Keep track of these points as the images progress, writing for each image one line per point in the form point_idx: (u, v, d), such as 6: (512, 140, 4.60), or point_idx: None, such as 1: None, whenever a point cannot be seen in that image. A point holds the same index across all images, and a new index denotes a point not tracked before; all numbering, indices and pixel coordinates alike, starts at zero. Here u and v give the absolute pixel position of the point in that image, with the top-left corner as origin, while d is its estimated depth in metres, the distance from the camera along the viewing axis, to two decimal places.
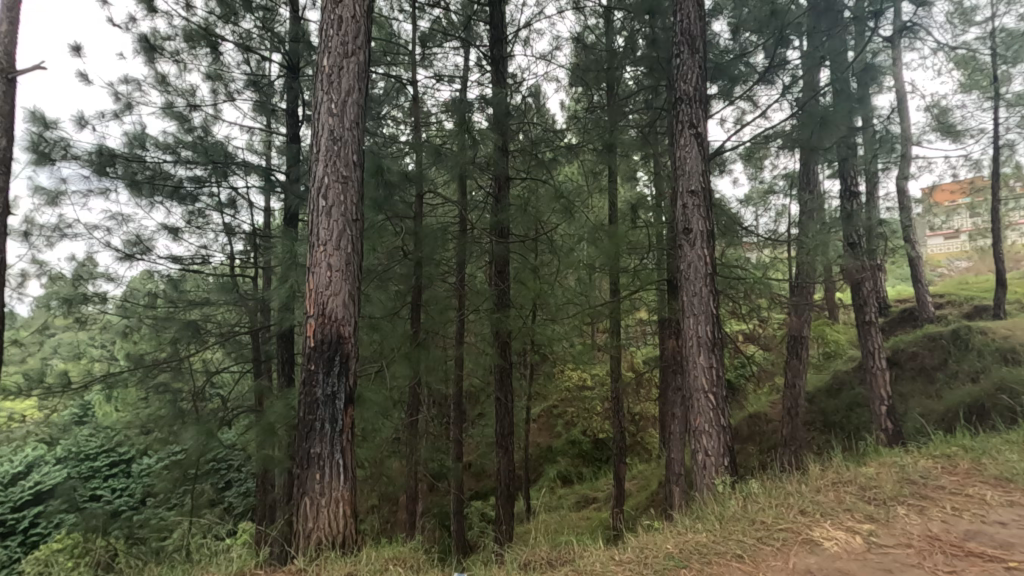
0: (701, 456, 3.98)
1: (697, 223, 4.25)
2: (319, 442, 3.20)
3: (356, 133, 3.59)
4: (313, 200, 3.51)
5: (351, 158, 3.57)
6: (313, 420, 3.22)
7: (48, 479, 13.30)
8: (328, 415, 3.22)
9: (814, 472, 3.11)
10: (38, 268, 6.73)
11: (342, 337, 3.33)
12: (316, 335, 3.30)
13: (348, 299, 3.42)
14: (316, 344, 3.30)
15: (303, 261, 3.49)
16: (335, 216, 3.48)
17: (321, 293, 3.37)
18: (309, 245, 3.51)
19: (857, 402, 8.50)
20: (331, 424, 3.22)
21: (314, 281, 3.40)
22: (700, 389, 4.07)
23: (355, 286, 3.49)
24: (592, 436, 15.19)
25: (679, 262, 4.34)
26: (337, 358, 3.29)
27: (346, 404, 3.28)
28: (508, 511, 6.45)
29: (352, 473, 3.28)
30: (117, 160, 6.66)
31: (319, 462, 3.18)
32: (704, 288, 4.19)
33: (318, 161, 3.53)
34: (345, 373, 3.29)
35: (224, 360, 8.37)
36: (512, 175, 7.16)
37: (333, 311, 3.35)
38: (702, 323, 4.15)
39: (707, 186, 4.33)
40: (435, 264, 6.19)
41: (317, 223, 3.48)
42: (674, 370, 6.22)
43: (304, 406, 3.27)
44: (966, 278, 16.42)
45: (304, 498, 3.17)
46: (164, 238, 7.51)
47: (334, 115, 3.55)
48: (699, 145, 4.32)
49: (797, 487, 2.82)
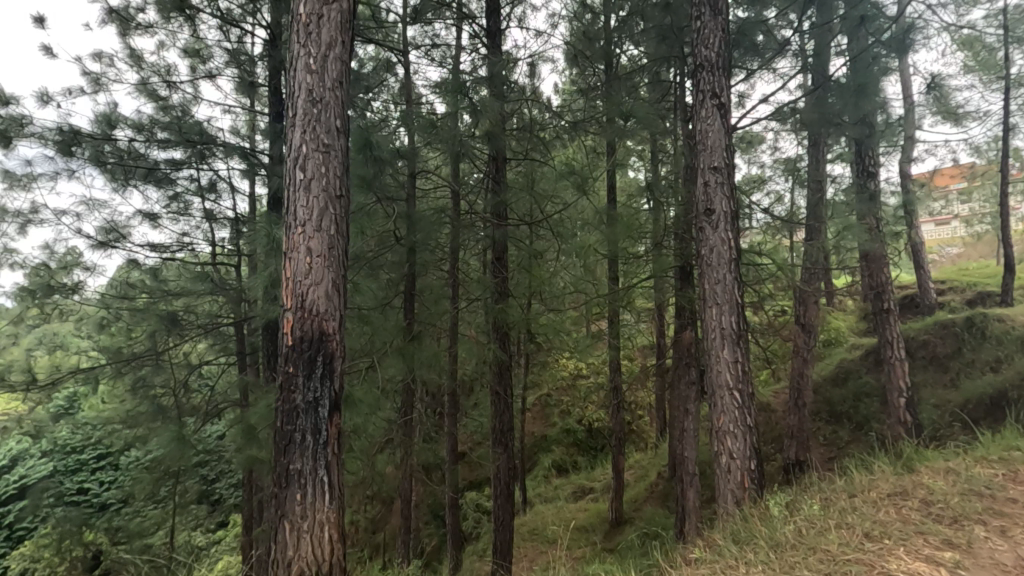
0: (724, 460, 3.66)
1: (720, 203, 3.89)
2: (299, 457, 2.83)
3: (339, 95, 3.19)
4: (291, 175, 3.10)
5: (333, 124, 3.16)
6: (292, 431, 2.85)
7: (33, 473, 12.71)
8: (310, 425, 2.85)
9: (860, 481, 2.86)
10: (9, 258, 6.22)
11: (325, 334, 2.95)
12: (296, 331, 2.92)
13: (331, 290, 3.03)
14: (295, 342, 2.93)
15: (280, 246, 3.09)
16: (317, 194, 3.08)
17: (301, 283, 2.98)
18: (286, 227, 3.11)
19: (865, 392, 8.26)
20: (313, 435, 2.84)
21: (292, 269, 3.01)
22: (724, 385, 3.74)
23: (341, 276, 3.11)
24: (587, 425, 14.96)
25: (701, 247, 4.00)
26: (319, 360, 2.91)
27: (331, 413, 2.90)
28: (509, 513, 6.15)
29: (338, 491, 2.91)
30: (84, 139, 6.17)
31: (299, 480, 2.81)
32: (728, 275, 3.84)
33: (296, 129, 3.11)
34: (330, 375, 2.92)
35: (206, 352, 7.95)
36: (509, 156, 6.76)
37: (315, 304, 2.96)
38: (725, 314, 3.81)
39: (731, 163, 3.96)
40: (429, 250, 5.78)
41: (295, 201, 3.08)
42: (687, 364, 5.91)
43: (282, 415, 2.90)
44: (963, 265, 16.20)
45: (283, 522, 2.81)
46: (140, 224, 7.06)
47: (313, 72, 3.12)
48: (722, 117, 3.94)
49: (849, 504, 2.58)
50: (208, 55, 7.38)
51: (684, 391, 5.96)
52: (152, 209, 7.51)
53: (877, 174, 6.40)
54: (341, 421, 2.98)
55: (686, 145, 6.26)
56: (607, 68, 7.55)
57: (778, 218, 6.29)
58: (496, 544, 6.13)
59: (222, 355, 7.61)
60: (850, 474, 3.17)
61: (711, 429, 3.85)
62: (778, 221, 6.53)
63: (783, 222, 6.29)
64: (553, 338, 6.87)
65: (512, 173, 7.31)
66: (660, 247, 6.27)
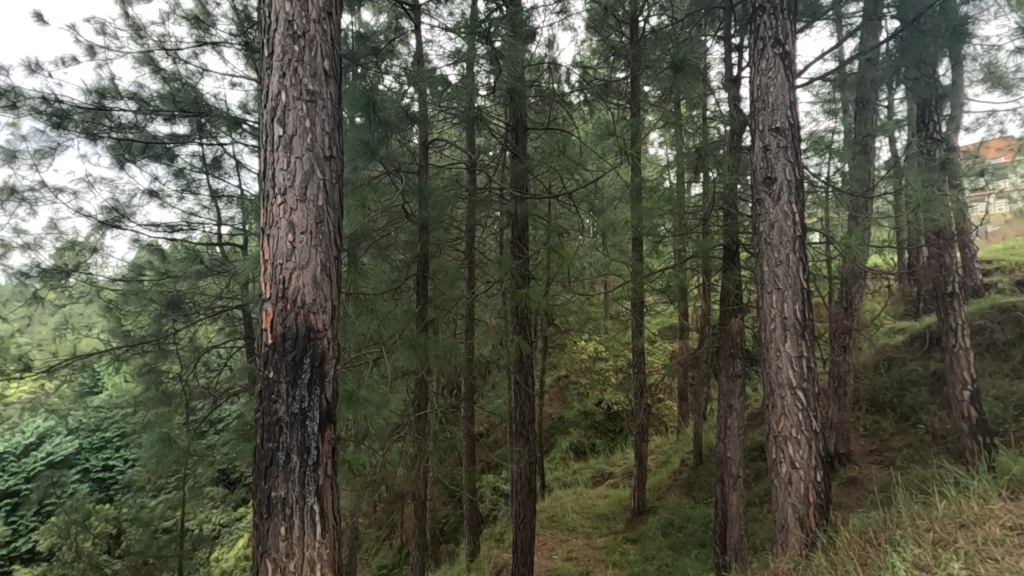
0: (785, 471, 3.20)
1: (782, 170, 3.37)
2: (284, 482, 2.43)
3: (327, 30, 2.73)
4: (271, 134, 2.66)
5: (321, 67, 2.71)
6: (275, 449, 2.46)
7: (60, 451, 12.57)
8: (296, 443, 2.45)
9: (978, 523, 2.52)
10: (21, 241, 5.89)
11: (315, 330, 2.54)
12: (277, 327, 2.51)
13: (320, 277, 2.61)
14: (278, 340, 2.52)
15: (258, 221, 2.67)
16: (303, 155, 2.65)
17: (285, 267, 2.56)
18: (265, 197, 2.68)
19: (910, 379, 7.71)
20: (301, 454, 2.45)
21: (274, 250, 2.59)
22: (785, 384, 3.27)
23: (332, 258, 2.69)
24: (606, 408, 14.57)
25: (758, 222, 3.49)
26: (307, 362, 2.51)
27: (322, 426, 2.51)
28: (530, 511, 5.78)
29: (334, 519, 2.53)
30: (80, 114, 5.76)
31: (285, 509, 2.42)
32: (791, 256, 3.34)
33: (273, 73, 2.66)
34: (320, 380, 2.51)
35: (214, 334, 7.63)
36: (530, 126, 6.24)
37: (300, 293, 2.54)
38: (788, 300, 3.32)
39: (795, 124, 3.42)
40: (444, 229, 5.33)
41: (277, 164, 2.65)
42: (730, 355, 5.46)
43: (263, 429, 2.50)
44: (1008, 243, 15.13)
45: (266, 560, 2.43)
46: (143, 203, 6.68)
47: (296, 4, 2.66)
48: (786, 68, 3.40)
49: (977, 556, 2.27)
50: (210, 21, 6.90)
51: (725, 384, 5.50)
52: (156, 187, 7.14)
53: (944, 140, 5.74)
54: (335, 435, 2.60)
55: (729, 110, 5.69)
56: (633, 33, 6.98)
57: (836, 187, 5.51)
58: (516, 544, 5.77)
59: (230, 338, 7.33)
60: (954, 507, 2.77)
61: (768, 434, 3.37)
62: (831, 194, 5.88)
63: (842, 194, 5.51)
64: (577, 323, 6.41)
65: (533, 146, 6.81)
66: (698, 226, 5.77)
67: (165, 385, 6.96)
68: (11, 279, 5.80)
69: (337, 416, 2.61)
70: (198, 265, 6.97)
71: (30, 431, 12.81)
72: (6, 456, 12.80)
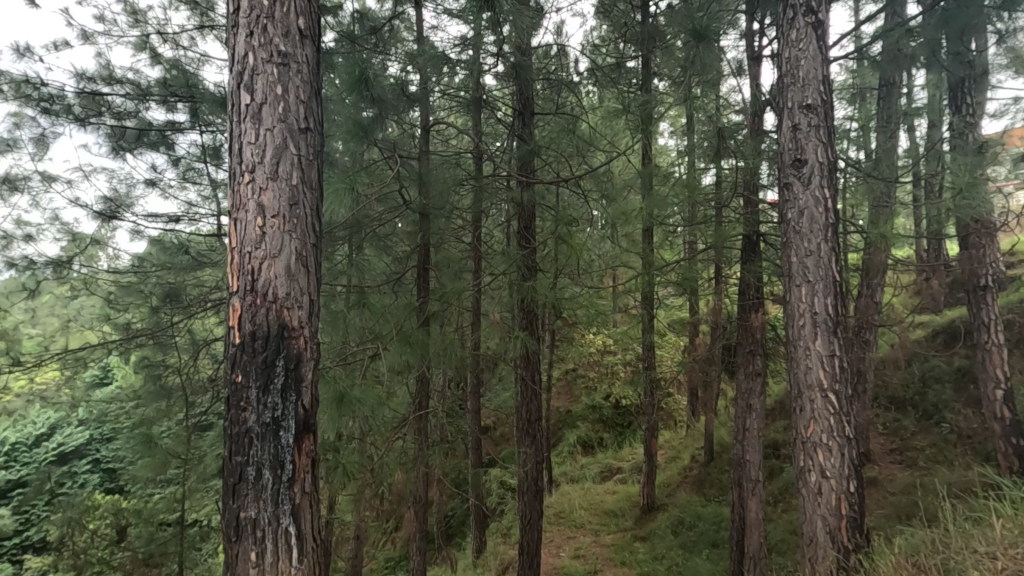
0: (814, 479, 2.98)
1: (813, 151, 3.13)
2: (255, 502, 2.24)
3: None
4: (237, 103, 2.46)
5: (294, 28, 2.50)
6: (244, 465, 2.26)
7: (71, 442, 12.37)
8: (268, 457, 2.26)
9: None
10: (23, 233, 5.69)
11: (289, 329, 2.35)
12: (246, 325, 2.32)
13: (294, 270, 2.41)
14: (246, 341, 2.32)
15: (225, 205, 2.48)
16: (273, 127, 2.44)
17: (253, 257, 2.38)
18: (233, 178, 2.48)
19: (932, 376, 7.43)
20: (273, 470, 2.26)
21: (245, 239, 2.39)
22: (814, 386, 3.04)
23: (307, 245, 2.49)
24: (614, 402, 14.34)
25: (787, 208, 3.26)
26: (280, 366, 2.31)
27: (297, 438, 2.32)
28: (537, 512, 5.59)
29: (312, 541, 2.32)
30: (69, 99, 5.53)
31: (256, 532, 2.22)
32: (822, 245, 3.10)
33: (239, 33, 2.45)
34: (294, 386, 2.33)
35: (214, 327, 7.45)
36: (538, 111, 5.97)
37: (271, 287, 2.35)
38: (818, 294, 3.10)
39: (829, 100, 3.18)
40: (447, 219, 5.09)
41: (248, 144, 2.44)
42: (751, 352, 5.24)
43: (231, 441, 2.30)
44: None
45: None
46: (141, 194, 6.47)
47: None
48: (818, 38, 3.16)
49: None
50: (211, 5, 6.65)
51: (745, 382, 5.29)
52: (156, 176, 6.95)
53: (979, 124, 5.41)
54: (314, 446, 2.41)
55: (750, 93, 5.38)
56: (644, 15, 6.69)
57: (866, 173, 5.16)
58: (523, 546, 5.57)
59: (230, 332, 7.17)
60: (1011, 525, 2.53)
61: (795, 439, 3.15)
62: (858, 182, 5.57)
63: (870, 181, 5.19)
64: (586, 317, 6.17)
65: (541, 133, 6.55)
66: (714, 216, 5.49)
67: (163, 379, 6.80)
68: (20, 269, 5.71)
69: (317, 426, 2.42)
70: (185, 256, 6.56)
71: (41, 421, 12.71)
72: (17, 447, 12.63)
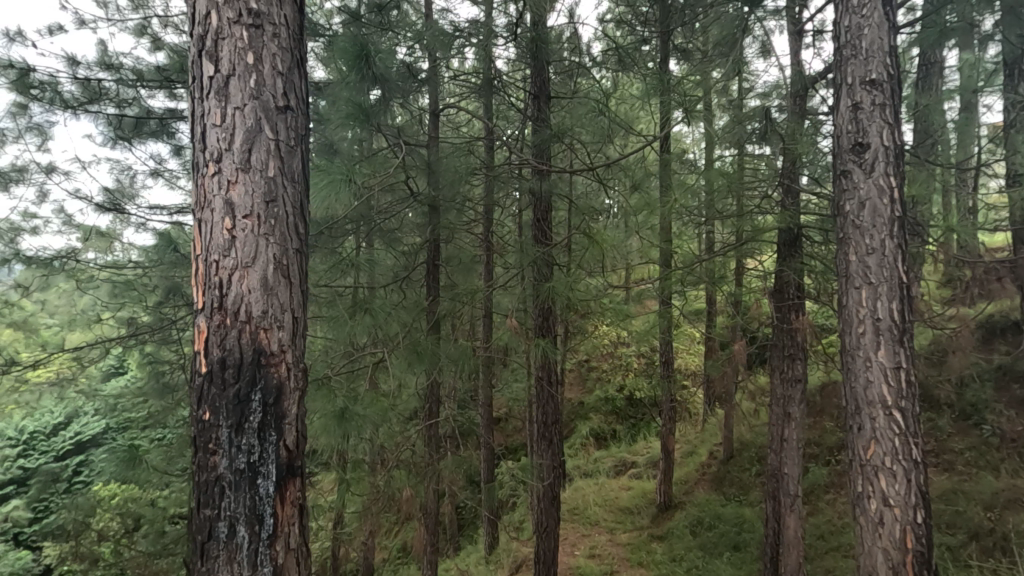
0: (878, 508, 2.75)
1: (877, 134, 2.87)
2: (228, 566, 1.97)
3: None
4: (199, 75, 2.16)
5: None
6: (214, 522, 2.00)
7: (88, 430, 12.14)
8: (243, 512, 2.00)
9: None
10: (30, 225, 5.38)
11: (266, 355, 2.08)
12: (213, 349, 2.06)
13: (269, 279, 2.14)
14: (212, 369, 2.05)
15: (190, 202, 2.19)
16: (245, 106, 2.15)
17: (221, 267, 2.10)
18: (196, 168, 2.21)
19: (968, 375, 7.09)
20: (248, 527, 1.99)
21: (211, 246, 2.12)
22: (876, 403, 2.81)
23: (289, 253, 2.21)
24: (628, 394, 14.04)
25: (846, 198, 3.00)
26: (256, 400, 2.05)
27: (279, 487, 2.06)
28: (553, 519, 5.35)
29: None
30: (62, 84, 5.22)
31: None
32: (886, 242, 2.85)
33: None
34: (273, 424, 2.06)
35: None
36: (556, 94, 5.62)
37: (242, 304, 2.08)
38: (882, 297, 2.84)
39: (897, 75, 2.91)
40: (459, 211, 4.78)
41: (216, 133, 2.15)
42: (791, 357, 5.01)
43: (201, 490, 2.04)
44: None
45: None
46: (144, 185, 6.20)
47: None
48: (886, 5, 2.88)
49: None
50: None
51: (782, 389, 5.07)
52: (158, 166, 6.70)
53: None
54: (301, 492, 2.15)
55: (786, 73, 4.99)
56: None
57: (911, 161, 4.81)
58: (539, 554, 5.34)
59: None
60: None
61: (853, 459, 2.92)
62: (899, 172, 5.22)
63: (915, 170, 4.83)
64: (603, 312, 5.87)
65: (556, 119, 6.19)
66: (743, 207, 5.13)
67: (165, 377, 6.59)
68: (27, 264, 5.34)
69: (303, 468, 2.17)
70: (173, 251, 6.04)
71: (58, 409, 12.51)
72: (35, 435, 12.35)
